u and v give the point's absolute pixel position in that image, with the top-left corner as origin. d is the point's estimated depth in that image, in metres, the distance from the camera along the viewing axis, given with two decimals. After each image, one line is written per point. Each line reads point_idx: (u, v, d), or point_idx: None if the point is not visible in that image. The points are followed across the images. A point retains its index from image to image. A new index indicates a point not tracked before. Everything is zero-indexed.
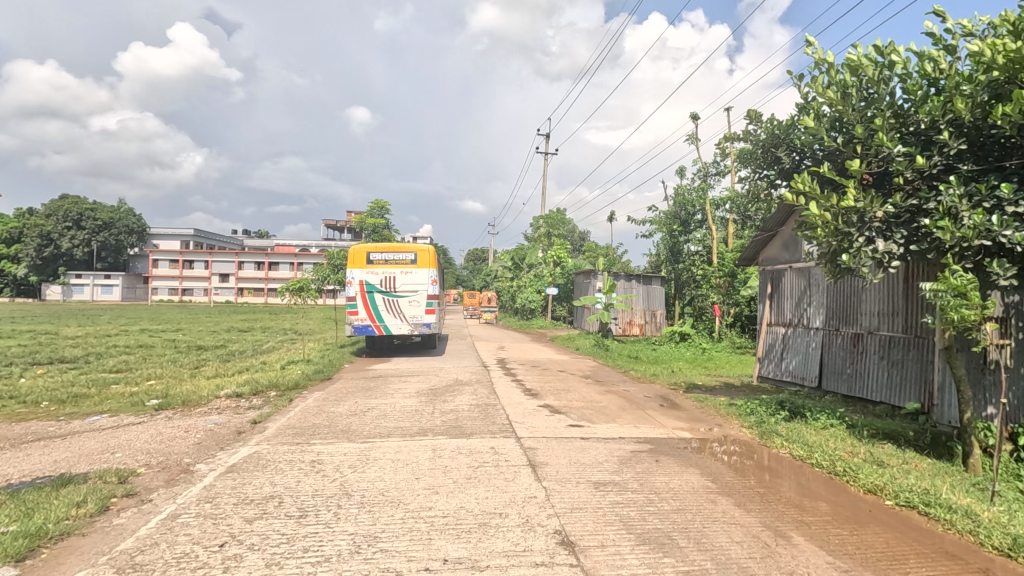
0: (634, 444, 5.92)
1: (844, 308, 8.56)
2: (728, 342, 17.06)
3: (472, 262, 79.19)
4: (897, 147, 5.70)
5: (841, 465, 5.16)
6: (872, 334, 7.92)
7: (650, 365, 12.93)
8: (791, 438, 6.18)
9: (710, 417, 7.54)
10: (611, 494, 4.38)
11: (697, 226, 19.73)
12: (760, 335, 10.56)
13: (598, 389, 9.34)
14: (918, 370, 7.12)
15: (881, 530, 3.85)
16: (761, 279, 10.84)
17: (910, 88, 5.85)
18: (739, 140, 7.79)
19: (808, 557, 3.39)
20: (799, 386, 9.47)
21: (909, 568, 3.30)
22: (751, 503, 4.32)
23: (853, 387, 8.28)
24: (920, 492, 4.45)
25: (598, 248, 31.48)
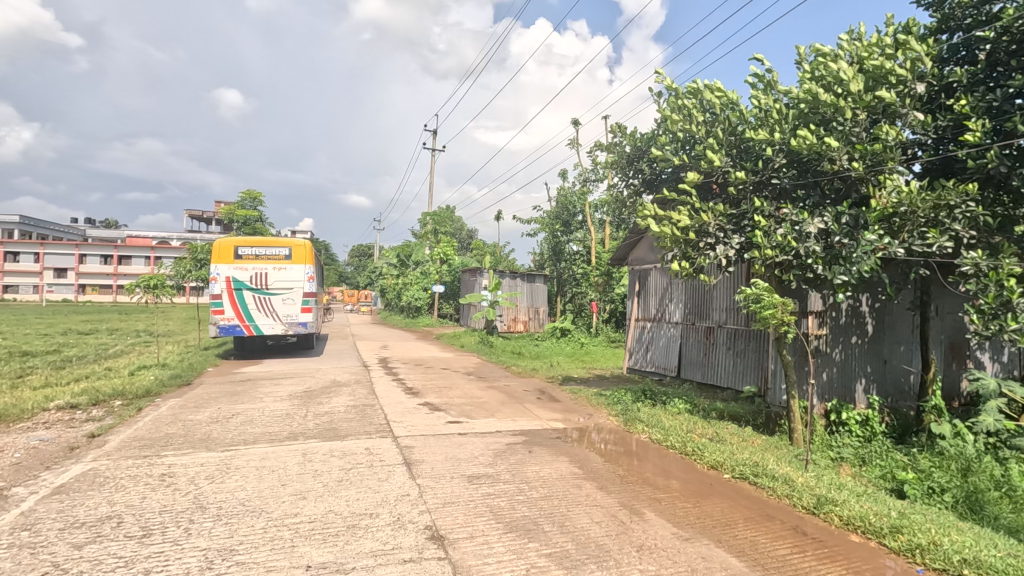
0: (510, 437, 6.13)
1: (699, 304, 9.50)
2: (604, 337, 18.20)
3: (356, 258, 76.24)
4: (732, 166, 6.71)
5: (690, 446, 5.75)
6: (721, 327, 8.88)
7: (531, 360, 13.40)
8: (651, 423, 6.76)
9: (582, 407, 8.01)
10: (484, 486, 4.50)
11: (578, 227, 20.75)
12: (630, 329, 11.38)
13: (480, 386, 9.49)
14: (757, 358, 8.11)
15: (719, 500, 4.36)
16: (630, 278, 11.67)
17: (740, 115, 6.91)
18: (606, 149, 8.36)
19: (656, 530, 3.74)
20: (661, 376, 10.36)
21: (738, 530, 3.79)
22: (612, 485, 4.68)
23: (706, 375, 9.20)
24: (750, 465, 5.10)
25: (485, 246, 31.87)
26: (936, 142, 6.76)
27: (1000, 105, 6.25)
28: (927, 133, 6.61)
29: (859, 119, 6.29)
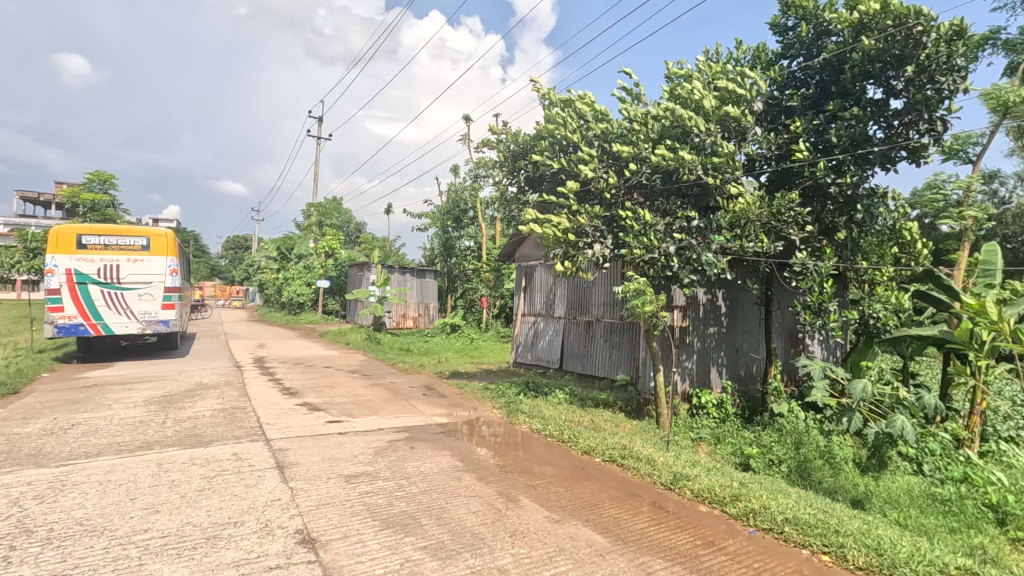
0: (392, 434, 6.06)
1: (579, 299, 9.99)
2: (493, 332, 18.53)
3: (232, 250, 70.37)
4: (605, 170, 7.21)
5: (567, 433, 6.07)
6: (599, 321, 9.42)
7: (419, 356, 13.30)
8: (533, 414, 7.01)
9: (467, 401, 8.12)
10: (362, 484, 4.42)
11: (469, 223, 20.84)
12: (516, 324, 11.70)
13: (365, 383, 9.24)
14: (630, 349, 8.72)
15: (589, 483, 4.66)
16: (516, 274, 11.98)
17: (612, 124, 7.46)
18: (491, 148, 8.53)
19: (530, 515, 3.91)
20: (544, 369, 10.77)
21: (604, 509, 4.08)
22: (491, 475, 4.82)
23: (585, 366, 9.72)
24: (619, 448, 5.50)
25: (375, 241, 30.92)
26: (776, 158, 7.77)
27: (824, 128, 7.37)
28: (770, 149, 7.59)
29: (713, 133, 7.10)
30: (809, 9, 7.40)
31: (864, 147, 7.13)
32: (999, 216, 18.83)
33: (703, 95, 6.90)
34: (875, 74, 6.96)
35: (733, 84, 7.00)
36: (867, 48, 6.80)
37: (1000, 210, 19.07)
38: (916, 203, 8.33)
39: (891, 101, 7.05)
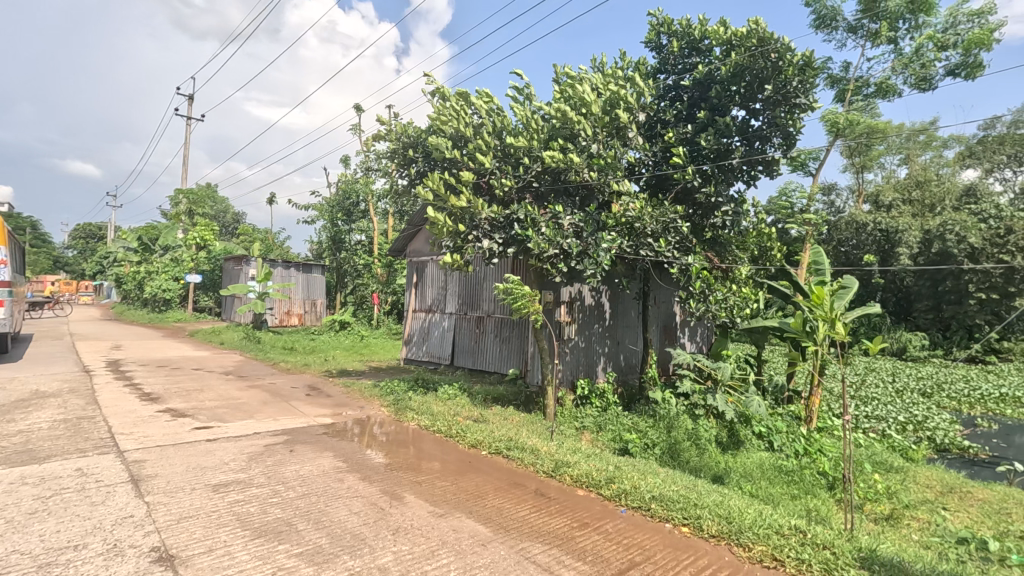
0: (269, 438, 5.70)
1: (470, 296, 10.06)
2: (385, 329, 18.12)
3: (81, 240, 61.90)
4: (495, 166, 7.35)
5: (455, 428, 6.11)
6: (490, 316, 9.55)
7: (303, 355, 12.64)
8: (422, 410, 6.96)
9: (354, 400, 7.86)
10: (232, 493, 4.12)
11: (360, 215, 20.06)
12: (407, 320, 11.54)
13: (240, 385, 8.59)
14: (519, 344, 8.95)
15: (474, 476, 4.73)
16: (407, 269, 11.79)
17: (505, 121, 7.59)
18: (381, 139, 8.31)
19: (414, 512, 3.88)
20: (436, 365, 10.74)
21: (488, 499, 4.17)
22: (375, 474, 4.71)
23: (476, 361, 9.83)
24: (505, 440, 5.63)
25: (255, 232, 28.81)
26: (654, 163, 8.36)
27: (693, 138, 8.08)
28: (648, 155, 8.16)
29: (598, 136, 7.49)
30: (682, 27, 8.05)
31: (727, 158, 7.93)
32: (835, 223, 21.74)
33: (590, 100, 7.26)
34: (740, 90, 7.75)
35: (617, 91, 7.42)
36: (731, 68, 7.56)
37: (835, 218, 22.03)
38: (769, 208, 9.37)
39: (750, 118, 7.89)
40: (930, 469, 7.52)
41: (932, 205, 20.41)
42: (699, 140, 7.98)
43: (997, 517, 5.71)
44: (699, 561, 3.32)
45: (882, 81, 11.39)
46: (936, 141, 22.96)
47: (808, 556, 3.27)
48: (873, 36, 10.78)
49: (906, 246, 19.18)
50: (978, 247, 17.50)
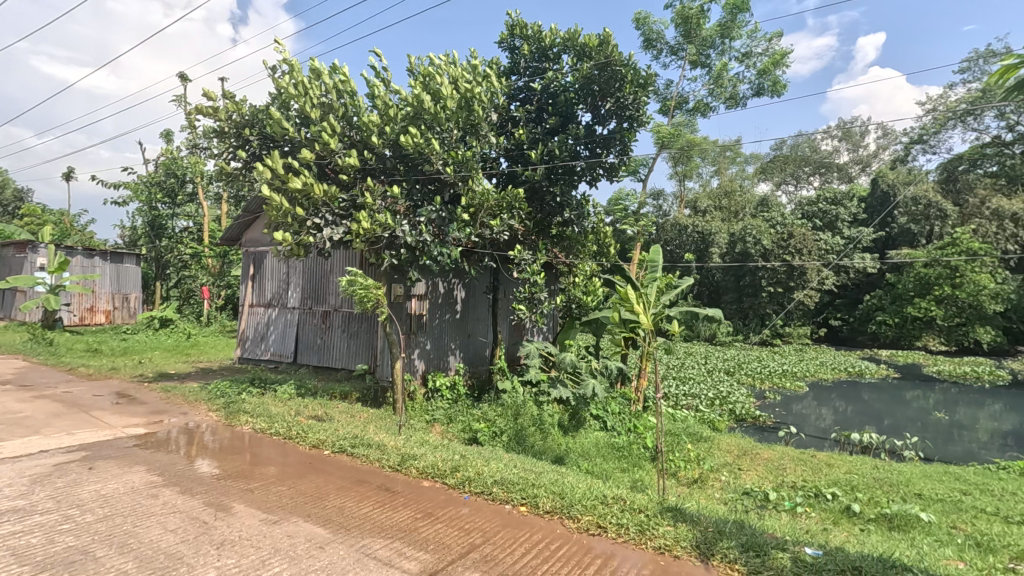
0: (60, 456, 4.85)
1: (315, 289, 9.51)
2: (217, 326, 16.38)
3: None
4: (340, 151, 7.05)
5: (295, 429, 5.75)
6: (336, 311, 9.13)
7: (112, 358, 10.94)
8: (257, 413, 6.44)
9: (175, 406, 7.01)
10: (6, 525, 3.44)
11: (186, 199, 17.83)
12: (242, 316, 10.58)
13: (20, 396, 7.14)
14: (368, 339, 8.68)
15: (314, 477, 4.52)
16: (243, 260, 10.78)
17: (355, 105, 7.30)
18: (210, 114, 7.48)
19: (243, 522, 3.60)
20: (276, 364, 10.03)
21: (328, 500, 4.02)
22: (198, 486, 4.27)
23: (321, 358, 9.35)
24: (350, 438, 5.45)
25: (46, 214, 24.10)
26: (505, 160, 8.62)
27: (542, 139, 8.49)
28: (500, 152, 8.40)
29: (452, 129, 7.53)
30: (532, 31, 8.45)
31: (571, 160, 8.46)
32: (663, 225, 24.37)
33: (446, 92, 7.26)
34: (584, 96, 8.34)
35: (471, 85, 7.53)
36: (580, 76, 8.10)
37: (663, 220, 24.77)
38: (608, 209, 10.19)
39: (593, 124, 8.51)
40: (730, 436, 8.84)
41: (737, 211, 23.92)
42: (546, 141, 8.43)
43: (776, 472, 6.92)
44: (533, 536, 3.55)
45: (698, 101, 13.02)
46: (740, 157, 26.89)
47: (627, 520, 3.66)
48: (688, 59, 12.31)
49: (717, 246, 22.21)
50: (769, 249, 20.90)
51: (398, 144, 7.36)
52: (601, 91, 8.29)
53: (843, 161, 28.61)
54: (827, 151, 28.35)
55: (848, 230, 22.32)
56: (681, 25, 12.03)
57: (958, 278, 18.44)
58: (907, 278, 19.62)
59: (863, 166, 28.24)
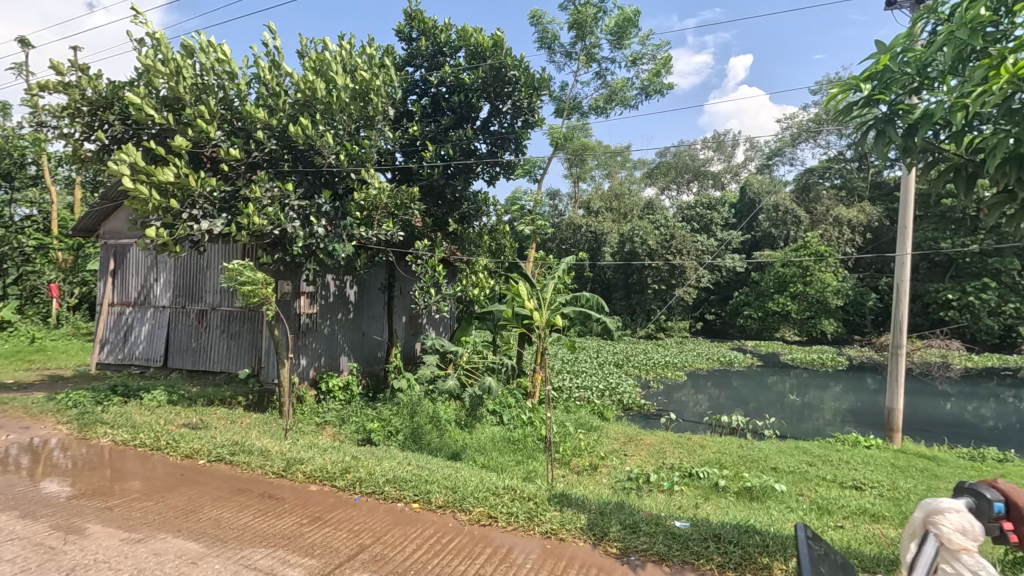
0: None
1: (188, 286, 8.73)
2: (69, 329, 14.46)
3: None
4: (219, 137, 6.54)
5: (164, 439, 5.27)
6: (214, 310, 8.46)
7: None
8: (118, 423, 5.81)
9: (14, 421, 6.12)
10: None
11: (28, 182, 15.48)
12: (100, 316, 9.44)
13: None
14: (251, 339, 8.12)
15: (187, 489, 4.19)
16: (101, 254, 9.62)
17: (237, 88, 6.80)
18: (57, 88, 6.59)
19: (99, 544, 3.25)
20: (142, 368, 9.09)
21: (203, 512, 3.75)
22: (43, 509, 3.78)
23: (196, 361, 8.62)
24: (229, 446, 5.09)
25: None
26: (399, 154, 8.48)
27: (439, 135, 8.45)
28: (395, 146, 8.24)
29: (346, 121, 7.29)
30: (428, 26, 8.38)
31: (470, 156, 8.49)
32: (558, 224, 25.22)
33: (339, 81, 7.00)
34: (482, 94, 8.41)
35: (366, 75, 7.30)
36: (478, 75, 8.19)
37: (558, 219, 25.67)
38: (505, 208, 10.36)
39: (491, 122, 8.61)
40: (617, 425, 9.40)
41: (626, 213, 25.39)
42: (444, 137, 8.41)
43: (656, 456, 7.47)
44: (425, 531, 3.56)
45: (592, 102, 13.51)
46: (628, 162, 28.56)
47: (516, 508, 3.78)
48: (582, 62, 12.83)
49: (609, 245, 23.44)
50: (655, 248, 22.44)
51: (285, 132, 6.97)
52: (499, 89, 8.39)
53: (716, 169, 31.41)
54: (704, 159, 30.96)
55: (721, 232, 24.55)
56: (575, 28, 12.46)
57: (808, 276, 21.06)
58: (769, 276, 22.03)
59: (733, 174, 31.19)
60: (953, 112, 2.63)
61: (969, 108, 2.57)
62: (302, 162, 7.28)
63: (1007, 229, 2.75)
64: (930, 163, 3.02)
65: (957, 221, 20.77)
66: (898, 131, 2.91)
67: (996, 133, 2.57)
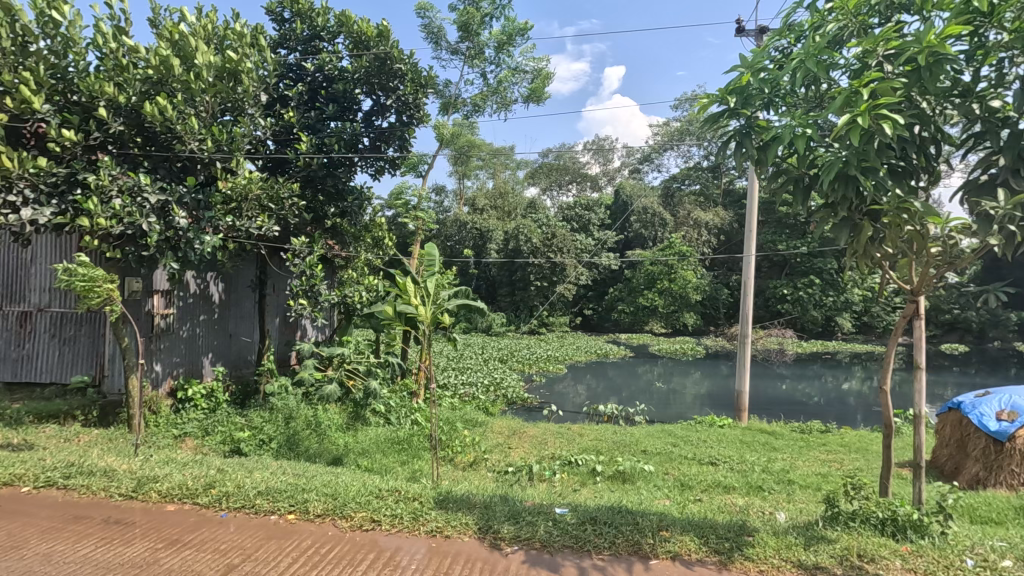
0: None
1: (6, 284, 7.39)
2: None
3: None
4: (49, 110, 5.62)
5: None
6: (41, 312, 7.26)
7: None
8: None
9: None
10: None
11: None
12: None
13: None
14: (90, 345, 7.10)
15: (6, 523, 3.58)
16: None
17: (73, 55, 5.89)
18: None
19: None
20: None
21: (30, 549, 3.23)
22: None
23: (18, 372, 7.36)
24: (62, 467, 4.42)
25: None
26: (271, 143, 7.90)
27: (317, 124, 8.04)
28: (269, 132, 7.65)
29: (208, 102, 6.62)
30: (305, 8, 7.90)
31: (352, 149, 8.13)
32: (443, 220, 25.09)
33: (201, 58, 6.34)
34: (366, 84, 8.09)
35: (236, 54, 6.70)
36: (360, 64, 7.88)
37: (443, 216, 25.51)
38: (388, 203, 10.08)
39: (375, 114, 8.31)
40: (502, 419, 9.60)
41: (509, 211, 25.88)
42: (324, 127, 7.98)
43: (539, 446, 7.75)
44: (302, 543, 3.37)
45: (475, 102, 13.60)
46: (511, 162, 29.17)
47: (401, 510, 3.71)
48: (467, 62, 12.87)
49: (494, 242, 23.75)
50: (538, 246, 23.17)
51: (136, 111, 6.17)
52: (385, 80, 8.12)
53: (593, 172, 33.15)
54: (583, 163, 32.55)
55: (598, 232, 25.99)
56: (460, 27, 12.45)
57: (673, 274, 23.08)
58: (639, 274, 23.78)
59: (609, 177, 33.14)
60: (799, 133, 3.00)
61: (811, 130, 2.99)
62: (157, 146, 6.49)
63: (835, 234, 3.24)
64: (774, 174, 3.45)
65: (791, 227, 23.96)
66: (752, 146, 3.34)
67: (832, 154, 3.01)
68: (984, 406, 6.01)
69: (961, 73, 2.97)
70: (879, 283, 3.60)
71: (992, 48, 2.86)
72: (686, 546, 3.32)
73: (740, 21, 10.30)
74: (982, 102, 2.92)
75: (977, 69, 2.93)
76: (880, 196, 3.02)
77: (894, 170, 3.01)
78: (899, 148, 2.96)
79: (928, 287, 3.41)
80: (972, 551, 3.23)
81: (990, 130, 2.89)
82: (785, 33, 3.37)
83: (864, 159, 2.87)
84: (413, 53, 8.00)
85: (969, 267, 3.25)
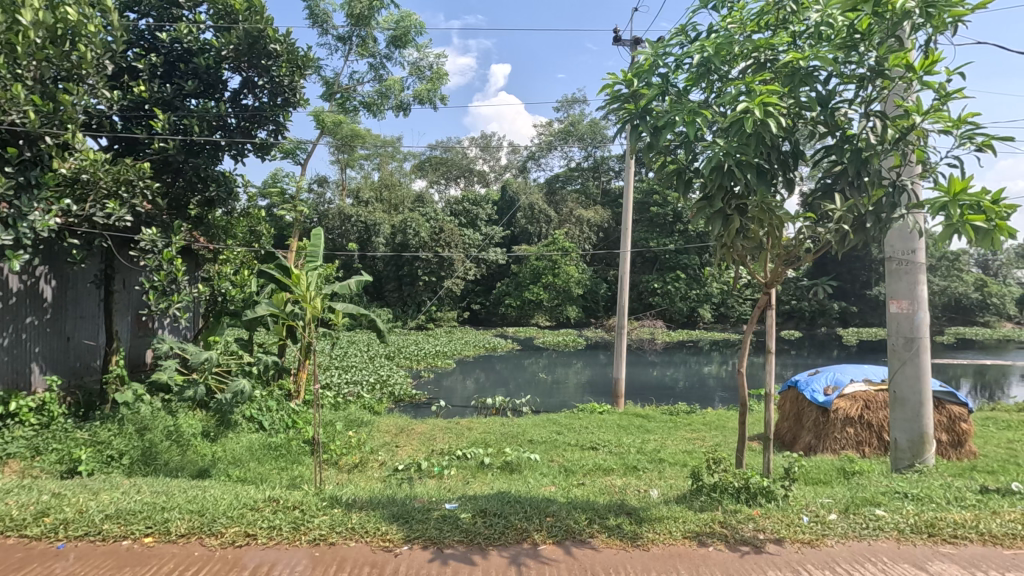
0: None
1: None
2: None
3: None
4: None
5: None
6: None
7: None
8: None
9: None
10: None
11: None
12: None
13: None
14: None
15: None
16: None
17: None
18: None
19: None
20: None
21: None
22: None
23: None
24: None
25: None
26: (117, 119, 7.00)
27: (174, 100, 7.21)
28: (113, 105, 6.66)
29: (39, 68, 5.64)
30: None
31: (216, 134, 7.42)
32: (324, 212, 23.78)
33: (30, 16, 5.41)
34: (235, 61, 7.40)
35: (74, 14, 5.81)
36: (228, 39, 7.19)
37: (324, 207, 24.16)
38: (262, 191, 9.35)
39: (243, 94, 7.62)
40: (388, 417, 9.36)
41: (395, 204, 25.21)
42: (179, 104, 7.15)
43: (428, 442, 7.72)
44: (162, 568, 3.02)
45: (364, 95, 13.03)
46: (397, 154, 28.44)
47: (279, 521, 3.47)
48: (356, 50, 12.31)
49: (380, 236, 23.06)
50: (425, 241, 22.89)
51: None
52: (260, 60, 7.50)
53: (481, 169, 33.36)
54: (470, 159, 32.61)
55: (486, 227, 26.29)
56: (348, 14, 11.88)
57: (557, 269, 24.03)
58: (525, 269, 24.40)
59: (497, 175, 33.55)
60: (687, 123, 3.26)
61: (696, 124, 3.24)
62: None
63: (709, 225, 3.55)
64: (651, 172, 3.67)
65: (661, 226, 26.02)
66: (644, 130, 3.52)
67: (711, 147, 3.30)
68: (815, 383, 6.99)
69: (823, 91, 3.43)
70: (735, 278, 3.99)
71: (852, 76, 3.34)
72: (572, 528, 3.46)
73: (616, 32, 10.93)
74: (836, 116, 3.41)
75: (836, 88, 3.41)
76: (749, 192, 3.36)
77: (760, 169, 3.37)
78: (765, 150, 3.31)
79: (779, 282, 3.80)
80: (807, 509, 3.74)
81: (839, 143, 3.38)
82: (687, 33, 3.62)
83: (737, 155, 3.20)
84: (288, 31, 7.47)
85: (804, 264, 3.72)
